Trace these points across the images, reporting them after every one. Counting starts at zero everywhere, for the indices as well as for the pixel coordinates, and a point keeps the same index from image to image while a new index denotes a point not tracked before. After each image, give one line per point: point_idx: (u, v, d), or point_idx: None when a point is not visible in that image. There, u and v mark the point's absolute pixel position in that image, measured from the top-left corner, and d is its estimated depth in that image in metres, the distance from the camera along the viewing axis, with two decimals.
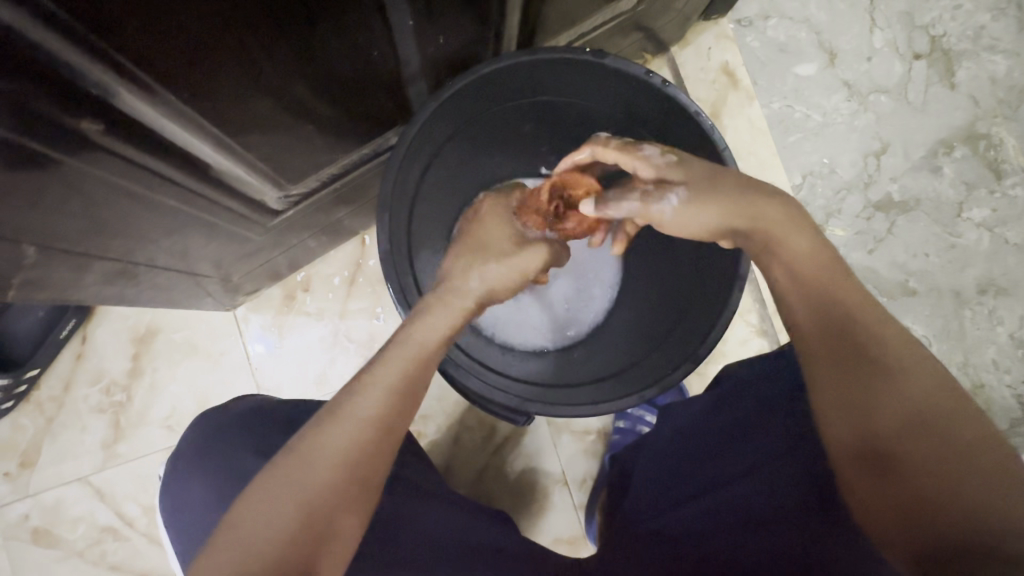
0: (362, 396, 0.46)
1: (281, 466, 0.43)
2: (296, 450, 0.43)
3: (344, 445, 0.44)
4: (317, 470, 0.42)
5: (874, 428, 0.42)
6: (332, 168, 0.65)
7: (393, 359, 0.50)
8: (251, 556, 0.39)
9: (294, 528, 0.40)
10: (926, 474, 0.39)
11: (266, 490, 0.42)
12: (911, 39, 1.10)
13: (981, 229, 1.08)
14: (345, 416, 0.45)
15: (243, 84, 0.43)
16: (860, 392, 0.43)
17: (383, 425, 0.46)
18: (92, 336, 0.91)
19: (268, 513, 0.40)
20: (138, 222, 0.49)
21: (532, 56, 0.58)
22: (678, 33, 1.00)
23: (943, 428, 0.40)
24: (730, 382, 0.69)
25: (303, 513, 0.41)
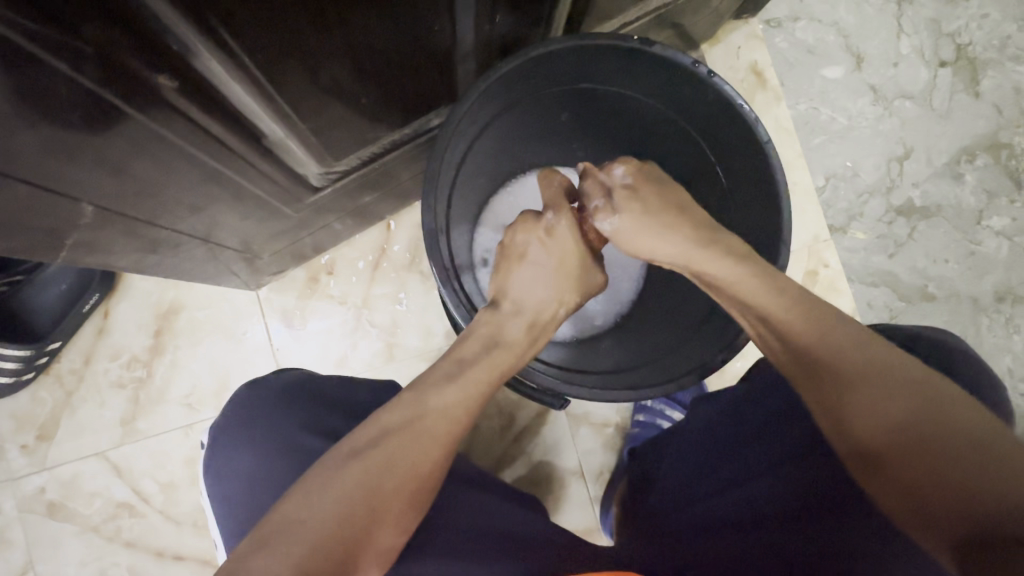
0: (438, 402, 0.50)
1: (348, 469, 0.44)
2: (367, 454, 0.45)
3: (422, 454, 0.47)
4: (395, 476, 0.45)
5: (861, 433, 0.45)
6: (374, 147, 0.65)
7: (471, 369, 0.53)
8: (318, 546, 0.40)
9: (362, 523, 0.42)
10: (915, 463, 0.42)
11: (336, 479, 0.43)
12: (938, 47, 1.11)
13: (999, 237, 1.09)
14: (419, 433, 0.47)
15: (309, 54, 0.43)
16: (840, 401, 0.46)
17: (449, 442, 0.49)
18: (114, 311, 0.91)
19: (344, 497, 0.43)
20: (189, 188, 0.49)
21: (582, 41, 0.59)
22: (709, 31, 1.01)
23: (920, 425, 0.42)
24: (760, 375, 0.68)
25: (374, 511, 0.43)
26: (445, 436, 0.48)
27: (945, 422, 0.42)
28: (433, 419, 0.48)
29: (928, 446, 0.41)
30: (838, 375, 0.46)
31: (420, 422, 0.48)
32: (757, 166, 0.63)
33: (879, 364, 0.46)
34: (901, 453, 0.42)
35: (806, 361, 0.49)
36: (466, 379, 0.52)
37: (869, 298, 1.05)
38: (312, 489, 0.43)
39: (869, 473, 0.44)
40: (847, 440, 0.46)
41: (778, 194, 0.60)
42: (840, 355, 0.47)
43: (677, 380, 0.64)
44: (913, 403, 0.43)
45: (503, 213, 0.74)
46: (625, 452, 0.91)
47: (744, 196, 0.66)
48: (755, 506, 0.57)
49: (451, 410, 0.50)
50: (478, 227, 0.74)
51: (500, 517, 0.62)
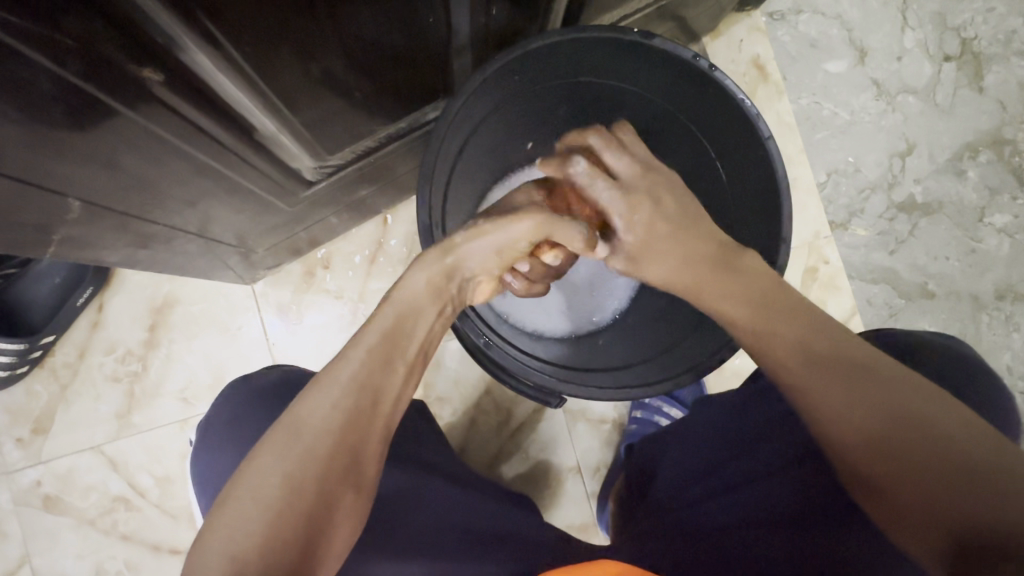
0: (344, 359, 0.46)
1: (263, 448, 0.41)
2: (278, 428, 0.42)
3: (332, 412, 0.43)
4: (305, 440, 0.41)
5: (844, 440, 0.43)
6: (369, 141, 0.64)
7: (375, 321, 0.49)
8: (240, 536, 0.37)
9: (282, 499, 0.39)
10: (897, 473, 0.40)
11: (254, 463, 0.40)
12: (942, 41, 1.09)
13: (1001, 234, 1.08)
14: (326, 392, 0.44)
15: (300, 46, 0.42)
16: (819, 421, 0.45)
17: (367, 391, 0.45)
18: (108, 305, 0.90)
19: (261, 489, 0.39)
20: (179, 183, 0.48)
21: (580, 34, 0.58)
22: (711, 23, 0.99)
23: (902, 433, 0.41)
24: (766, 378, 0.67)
25: (293, 484, 0.39)
26: (356, 384, 0.44)
27: (934, 435, 0.40)
28: (339, 379, 0.44)
29: (911, 456, 0.40)
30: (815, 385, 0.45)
31: (322, 390, 0.44)
32: (757, 163, 0.62)
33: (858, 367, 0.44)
34: (890, 472, 0.41)
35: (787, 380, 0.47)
36: (371, 330, 0.48)
37: (868, 295, 1.05)
38: (228, 499, 0.39)
39: (866, 495, 0.43)
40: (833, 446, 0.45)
41: (779, 191, 0.59)
42: (821, 361, 0.45)
43: (674, 379, 0.66)
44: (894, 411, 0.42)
45: None
46: (623, 449, 0.91)
47: (744, 194, 0.65)
48: (752, 509, 0.58)
49: (358, 362, 0.46)
50: None
51: (494, 518, 0.62)
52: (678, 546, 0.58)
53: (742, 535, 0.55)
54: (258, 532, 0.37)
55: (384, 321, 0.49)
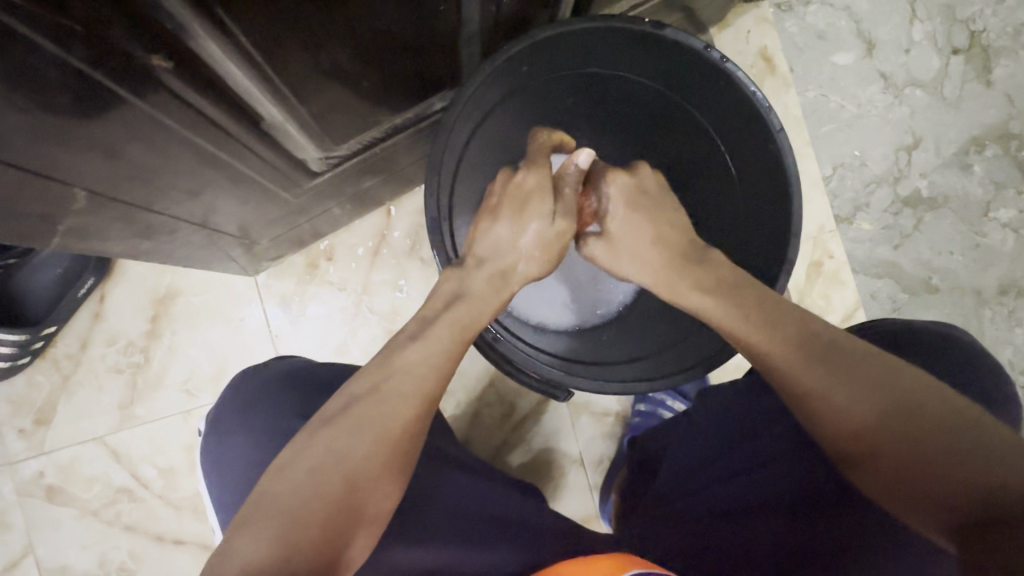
0: (406, 363, 0.49)
1: (322, 437, 0.45)
2: (338, 420, 0.46)
3: (390, 416, 0.46)
4: (366, 439, 0.45)
5: (847, 428, 0.46)
6: (376, 131, 0.64)
7: (433, 326, 0.51)
8: (297, 515, 0.41)
9: (337, 489, 0.43)
10: (900, 452, 0.44)
11: (311, 450, 0.44)
12: (951, 33, 1.08)
13: (1005, 229, 1.08)
14: (388, 395, 0.47)
15: (310, 35, 0.41)
16: (823, 414, 0.47)
17: (423, 399, 0.48)
18: (110, 295, 0.90)
19: (314, 472, 0.43)
20: (186, 174, 0.48)
21: (589, 23, 0.57)
22: (719, 14, 0.98)
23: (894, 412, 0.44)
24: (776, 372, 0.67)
25: (349, 477, 0.44)
26: (412, 398, 0.47)
27: (895, 401, 0.45)
28: (395, 388, 0.47)
29: (907, 434, 0.44)
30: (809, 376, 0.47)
31: (378, 397, 0.47)
32: (767, 155, 0.61)
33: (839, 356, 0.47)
34: (876, 444, 0.45)
35: (765, 369, 0.50)
36: (433, 337, 0.50)
37: (872, 289, 1.05)
38: (281, 477, 0.43)
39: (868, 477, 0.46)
40: (835, 437, 0.47)
41: (791, 185, 0.59)
42: (811, 354, 0.47)
43: (684, 372, 0.67)
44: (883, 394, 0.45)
45: None
46: (626, 441, 0.91)
47: (753, 187, 0.64)
48: (757, 498, 0.58)
49: (419, 369, 0.48)
50: None
51: (501, 503, 0.62)
52: (684, 536, 0.58)
53: (749, 528, 0.56)
54: (306, 513, 0.42)
55: (440, 338, 0.51)
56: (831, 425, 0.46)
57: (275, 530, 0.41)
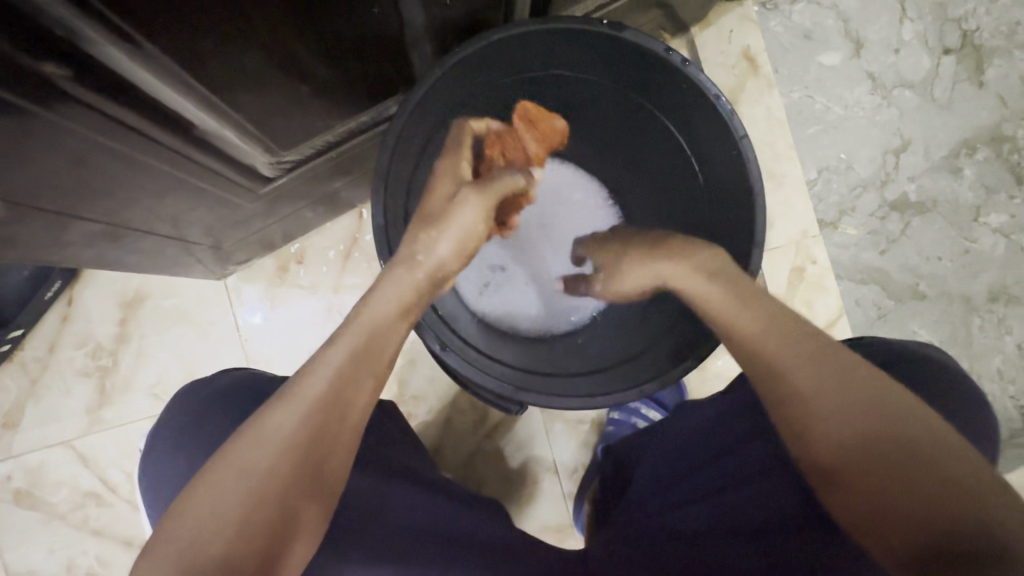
0: (316, 368, 0.45)
1: (229, 450, 0.42)
2: (247, 432, 0.42)
3: (295, 422, 0.42)
4: (269, 448, 0.41)
5: (839, 426, 0.42)
6: (328, 135, 0.62)
7: (346, 331, 0.48)
8: (199, 536, 0.38)
9: (241, 504, 0.39)
10: (899, 470, 0.39)
11: (216, 466, 0.41)
12: (942, 33, 1.05)
13: (996, 235, 1.05)
14: (291, 401, 0.43)
15: (229, 36, 0.40)
16: (823, 407, 0.43)
17: (334, 401, 0.44)
18: (78, 298, 0.89)
19: (213, 490, 0.40)
20: (119, 183, 0.47)
21: (544, 25, 0.56)
22: (700, 13, 0.96)
23: (896, 425, 0.40)
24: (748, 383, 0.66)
25: (252, 491, 0.40)
26: (316, 402, 0.43)
27: (900, 430, 0.40)
28: (306, 388, 0.44)
29: (906, 450, 0.39)
30: (809, 361, 0.45)
31: (288, 401, 0.43)
32: (731, 162, 0.59)
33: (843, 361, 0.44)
34: (869, 452, 0.40)
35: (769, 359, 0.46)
36: (343, 343, 0.47)
37: (857, 296, 1.02)
38: (190, 500, 0.40)
39: (851, 490, 0.40)
40: (829, 435, 0.42)
41: (752, 194, 0.57)
42: (816, 352, 0.45)
43: (638, 388, 0.63)
44: (887, 404, 0.41)
45: None
46: (599, 449, 0.90)
47: (719, 195, 0.62)
48: (732, 515, 0.54)
49: (326, 371, 0.45)
50: None
51: (462, 521, 0.60)
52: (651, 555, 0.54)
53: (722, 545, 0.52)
54: (219, 533, 0.38)
55: (356, 332, 0.48)
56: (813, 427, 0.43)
57: (177, 552, 0.38)
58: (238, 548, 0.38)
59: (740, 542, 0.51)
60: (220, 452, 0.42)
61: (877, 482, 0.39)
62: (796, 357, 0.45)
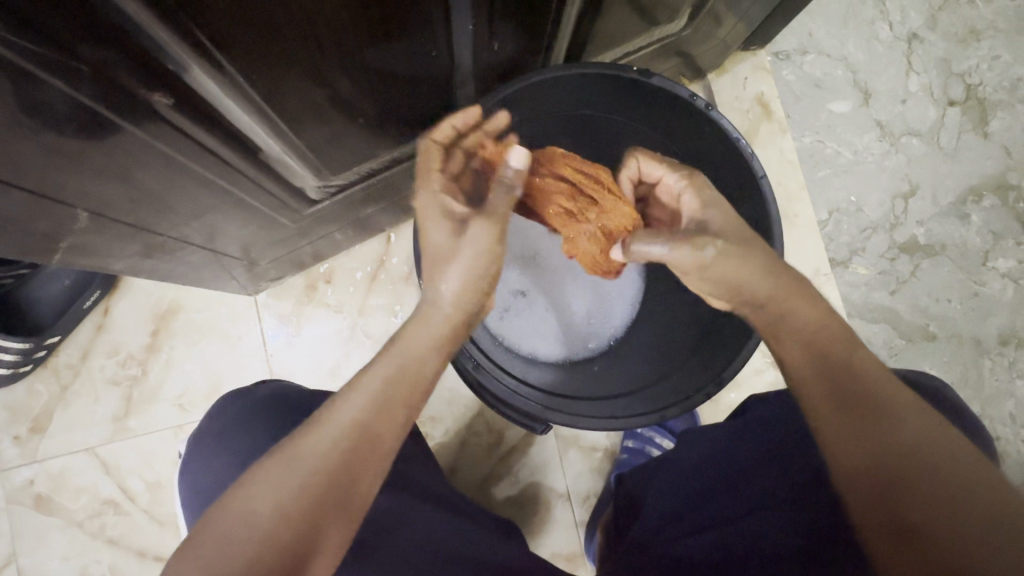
0: (351, 391, 0.45)
1: (260, 469, 0.41)
2: (281, 451, 0.42)
3: (330, 447, 0.42)
4: (303, 471, 0.41)
5: (882, 468, 0.42)
6: (372, 162, 0.67)
7: (380, 352, 0.48)
8: (225, 554, 0.38)
9: (269, 527, 0.39)
10: (933, 524, 0.39)
11: (249, 487, 0.40)
12: (947, 86, 1.11)
13: (1005, 279, 1.07)
14: (327, 424, 0.43)
15: (305, 72, 0.45)
16: (866, 447, 0.43)
17: (366, 426, 0.44)
18: (114, 308, 0.93)
19: (246, 510, 0.39)
20: (186, 197, 0.51)
21: (580, 69, 0.61)
22: (717, 61, 1.01)
23: (940, 475, 0.40)
24: (757, 410, 0.69)
25: (284, 514, 0.39)
26: (351, 427, 0.43)
27: (944, 471, 0.40)
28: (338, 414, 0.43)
29: (948, 505, 0.39)
30: (859, 397, 0.45)
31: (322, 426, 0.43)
32: (751, 200, 0.63)
33: (900, 401, 0.44)
34: (902, 500, 0.40)
35: (811, 388, 0.47)
36: (377, 367, 0.46)
37: (868, 334, 1.04)
38: (220, 514, 0.39)
39: (887, 540, 0.40)
40: (866, 477, 0.42)
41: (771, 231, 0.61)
42: (871, 386, 0.45)
43: (660, 414, 0.66)
44: (936, 453, 0.41)
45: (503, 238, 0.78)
46: (612, 477, 0.91)
47: None
48: (743, 545, 0.55)
49: (360, 397, 0.44)
50: None
51: (477, 542, 0.61)
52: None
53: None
54: (244, 547, 0.38)
55: (386, 365, 0.47)
56: (857, 459, 0.43)
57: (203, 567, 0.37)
58: (260, 565, 0.37)
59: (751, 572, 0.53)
60: (248, 472, 0.41)
61: (915, 525, 0.39)
62: (839, 387, 0.46)
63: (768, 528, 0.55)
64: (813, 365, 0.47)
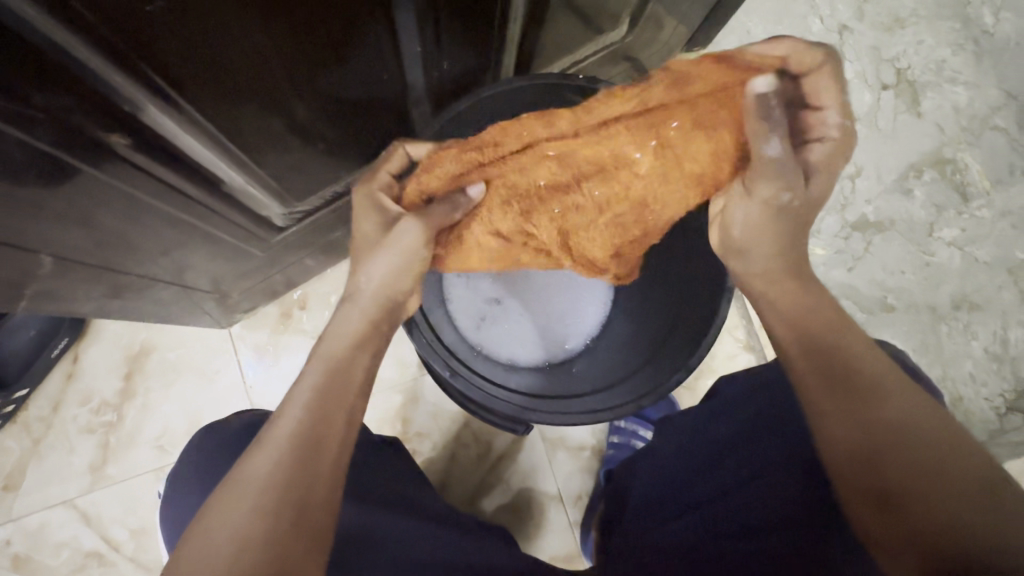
0: (286, 406, 0.46)
1: (215, 501, 0.41)
2: (228, 480, 0.42)
3: (272, 462, 0.42)
4: (251, 491, 0.41)
5: (873, 440, 0.42)
6: (336, 187, 0.68)
7: (311, 359, 0.50)
8: None
9: (231, 552, 0.39)
10: (920, 493, 0.39)
11: (205, 522, 0.40)
12: (879, 72, 1.18)
13: (952, 247, 1.13)
14: (267, 444, 0.43)
15: (263, 106, 0.47)
16: (858, 420, 0.43)
17: (305, 436, 0.44)
18: (84, 354, 0.91)
19: (207, 543, 0.39)
20: (151, 234, 0.51)
21: (529, 82, 0.64)
22: (663, 63, 1.06)
23: (930, 445, 0.40)
24: (728, 387, 0.71)
25: (243, 537, 0.39)
26: (289, 440, 0.43)
27: (927, 436, 0.41)
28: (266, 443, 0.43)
29: (943, 476, 0.39)
30: (854, 372, 0.45)
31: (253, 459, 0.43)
32: None
33: (887, 376, 0.45)
34: (891, 471, 0.41)
35: (808, 365, 0.47)
36: (306, 376, 0.48)
37: None
38: (187, 551, 0.39)
39: (877, 512, 0.40)
40: (855, 451, 0.43)
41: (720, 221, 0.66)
42: (856, 361, 0.46)
43: (635, 403, 0.67)
44: (923, 423, 0.42)
45: None
46: (601, 474, 0.92)
47: (691, 224, 0.70)
48: (728, 520, 0.58)
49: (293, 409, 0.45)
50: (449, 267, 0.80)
51: (468, 550, 0.62)
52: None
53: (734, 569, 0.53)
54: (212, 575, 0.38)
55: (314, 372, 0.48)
56: (847, 431, 0.43)
57: None
58: None
59: (736, 548, 0.55)
60: (204, 508, 0.41)
61: (908, 492, 0.39)
62: (824, 366, 0.46)
63: (749, 503, 0.57)
64: (792, 338, 0.50)
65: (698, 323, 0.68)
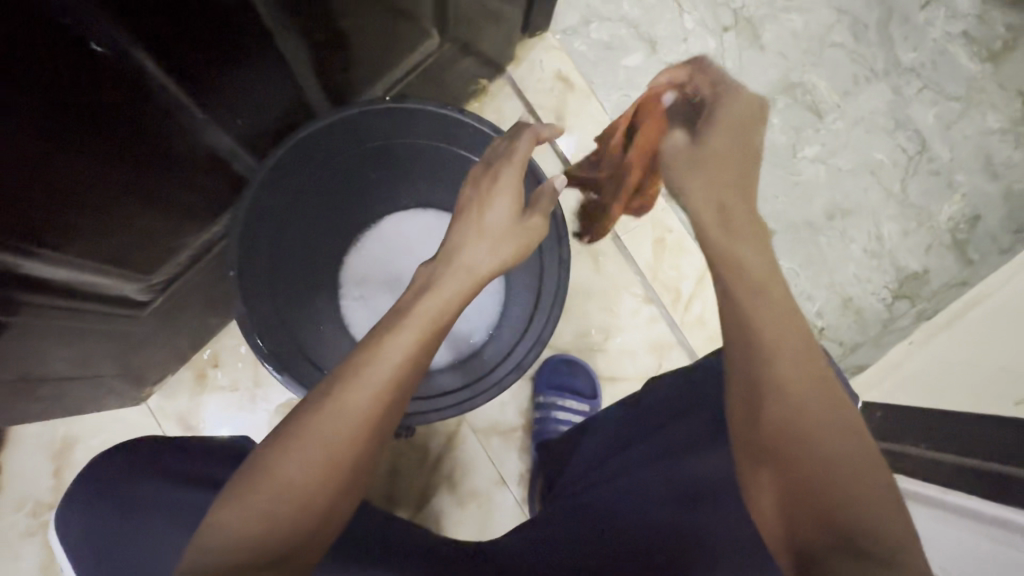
0: (379, 356, 0.49)
1: (307, 424, 0.46)
2: (322, 406, 0.47)
3: (364, 404, 0.47)
4: (343, 425, 0.46)
5: (811, 415, 0.45)
6: (189, 251, 0.72)
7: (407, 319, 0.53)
8: (280, 498, 0.44)
9: (315, 478, 0.45)
10: (827, 471, 0.43)
11: (297, 440, 0.45)
12: (716, 15, 1.23)
13: (816, 163, 1.22)
14: (362, 383, 0.48)
15: (67, 208, 0.52)
16: (802, 393, 0.46)
17: (392, 392, 0.49)
18: (7, 462, 0.92)
19: (297, 466, 0.45)
20: (16, 345, 0.55)
21: (345, 112, 0.67)
22: (508, 53, 1.10)
23: (850, 440, 0.44)
24: (654, 388, 0.75)
25: (330, 466, 0.45)
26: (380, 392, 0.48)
27: (849, 429, 0.45)
28: (348, 405, 0.46)
29: (847, 466, 0.43)
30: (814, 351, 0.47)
31: (328, 415, 0.46)
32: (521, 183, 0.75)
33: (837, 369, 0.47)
34: (813, 445, 0.44)
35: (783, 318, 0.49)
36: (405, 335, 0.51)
37: None
38: (272, 465, 0.45)
39: (782, 471, 0.45)
40: (797, 413, 0.46)
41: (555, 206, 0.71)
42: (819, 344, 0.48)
43: (499, 383, 0.73)
44: (853, 422, 0.45)
45: (357, 271, 0.86)
46: (533, 449, 0.98)
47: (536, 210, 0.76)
48: (621, 501, 0.64)
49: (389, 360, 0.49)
50: (342, 293, 0.86)
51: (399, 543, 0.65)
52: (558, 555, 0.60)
53: (616, 544, 0.58)
54: (293, 494, 0.44)
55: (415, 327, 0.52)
56: (793, 396, 0.46)
57: (260, 509, 0.43)
58: (308, 509, 0.44)
59: (631, 524, 0.60)
60: (294, 425, 0.47)
61: (816, 468, 0.44)
62: (797, 335, 0.48)
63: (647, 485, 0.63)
64: (785, 295, 0.50)
65: (550, 299, 0.74)
